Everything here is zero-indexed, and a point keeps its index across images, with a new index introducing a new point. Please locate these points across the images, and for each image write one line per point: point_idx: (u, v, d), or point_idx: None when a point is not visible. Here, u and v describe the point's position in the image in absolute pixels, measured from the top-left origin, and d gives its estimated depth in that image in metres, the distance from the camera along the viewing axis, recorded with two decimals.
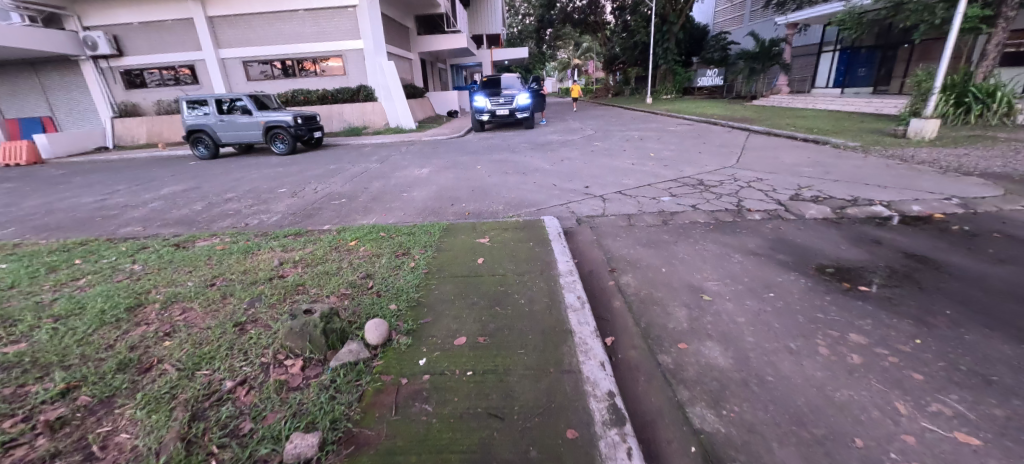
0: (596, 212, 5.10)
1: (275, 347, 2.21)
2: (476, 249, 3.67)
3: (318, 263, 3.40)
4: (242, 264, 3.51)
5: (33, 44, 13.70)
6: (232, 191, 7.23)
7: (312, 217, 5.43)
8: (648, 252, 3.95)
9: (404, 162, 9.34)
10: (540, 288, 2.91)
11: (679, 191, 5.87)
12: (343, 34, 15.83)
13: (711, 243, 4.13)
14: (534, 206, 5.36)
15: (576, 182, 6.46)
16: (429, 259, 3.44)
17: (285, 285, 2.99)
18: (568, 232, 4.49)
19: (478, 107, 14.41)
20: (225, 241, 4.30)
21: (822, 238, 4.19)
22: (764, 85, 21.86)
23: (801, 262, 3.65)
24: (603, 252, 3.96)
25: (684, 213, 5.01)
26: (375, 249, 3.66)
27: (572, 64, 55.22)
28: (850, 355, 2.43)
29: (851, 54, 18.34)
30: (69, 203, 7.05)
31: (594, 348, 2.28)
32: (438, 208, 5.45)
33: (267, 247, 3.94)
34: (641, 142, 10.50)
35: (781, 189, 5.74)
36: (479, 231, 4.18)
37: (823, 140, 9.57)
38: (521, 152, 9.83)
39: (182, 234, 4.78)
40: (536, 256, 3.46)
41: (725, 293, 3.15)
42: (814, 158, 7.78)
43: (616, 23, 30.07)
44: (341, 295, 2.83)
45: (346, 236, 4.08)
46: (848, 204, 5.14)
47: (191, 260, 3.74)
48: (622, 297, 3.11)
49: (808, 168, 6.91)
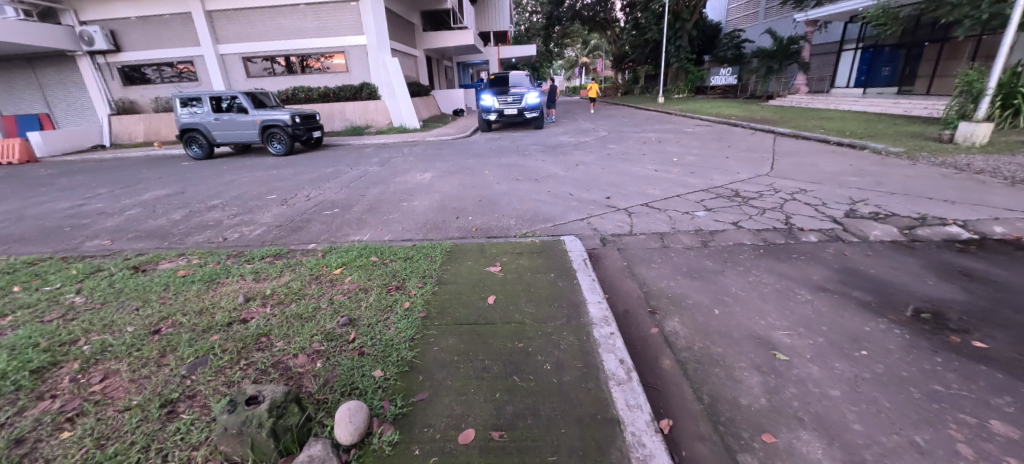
0: (622, 230, 4.43)
1: (206, 451, 1.56)
2: (485, 282, 3.02)
3: (292, 302, 2.75)
4: (200, 300, 2.86)
5: (27, 38, 13.21)
6: (217, 197, 6.65)
7: (300, 230, 4.82)
8: (692, 285, 3.27)
9: (406, 166, 8.71)
10: (570, 343, 2.27)
11: (713, 204, 5.18)
12: (346, 29, 15.22)
13: (766, 273, 3.44)
14: (550, 221, 4.71)
15: (595, 192, 5.80)
16: (429, 295, 2.81)
17: (243, 337, 2.34)
18: (593, 255, 3.83)
19: (486, 106, 13.74)
20: (194, 263, 3.68)
21: (900, 269, 3.49)
22: (781, 85, 20.91)
23: (884, 303, 2.96)
24: (638, 283, 3.29)
25: (725, 232, 4.32)
26: (363, 281, 3.01)
27: (580, 62, 54.36)
28: (1008, 458, 1.73)
29: (874, 52, 17.32)
30: (42, 209, 6.52)
31: (655, 453, 1.60)
32: (441, 222, 4.83)
33: (236, 275, 3.31)
34: (660, 145, 9.76)
35: (832, 203, 5.04)
36: (488, 256, 3.52)
37: (861, 144, 8.83)
38: (531, 155, 9.17)
39: (148, 252, 4.17)
40: (560, 294, 2.80)
41: (803, 349, 2.47)
42: (857, 166, 7.02)
43: (626, 20, 29.24)
44: (313, 354, 2.17)
45: (331, 261, 3.44)
46: (916, 223, 4.43)
47: (145, 290, 3.12)
48: (672, 353, 2.43)
49: (854, 178, 6.18)
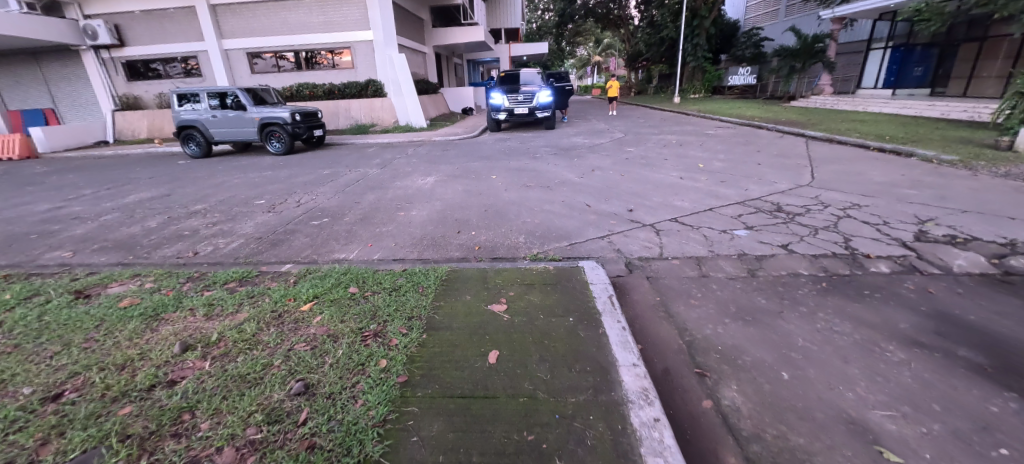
0: (650, 252, 3.78)
1: None
2: (486, 328, 2.39)
3: (239, 355, 2.15)
4: (129, 347, 2.28)
5: (29, 32, 12.86)
6: (202, 202, 6.13)
7: (282, 244, 4.26)
8: (747, 333, 2.61)
9: (409, 168, 8.14)
10: (600, 438, 1.63)
11: (754, 220, 4.51)
12: (353, 24, 14.77)
13: (837, 319, 2.76)
14: (565, 239, 4.08)
15: (616, 203, 5.16)
16: (414, 349, 2.19)
17: (158, 413, 1.74)
18: (618, 287, 3.19)
19: (495, 105, 13.07)
20: (145, 289, 3.11)
21: (1008, 316, 2.77)
22: (804, 86, 19.69)
23: (1005, 369, 2.26)
24: (677, 329, 2.64)
25: (775, 257, 3.65)
26: (334, 324, 2.40)
27: (593, 60, 53.45)
28: None
29: (905, 52, 16.15)
30: (17, 211, 6.07)
31: None
32: (441, 237, 4.24)
33: (186, 309, 2.72)
34: (682, 149, 9.02)
35: (895, 223, 4.35)
36: (492, 288, 2.89)
37: (907, 150, 8.02)
38: (542, 158, 8.51)
39: (102, 270, 3.61)
40: (582, 351, 2.16)
41: (918, 445, 1.79)
42: (910, 176, 6.26)
43: (641, 18, 28.41)
44: (243, 448, 1.57)
45: (301, 292, 2.84)
46: (1006, 250, 3.69)
47: (72, 327, 2.54)
48: (738, 446, 1.77)
49: (912, 191, 5.43)
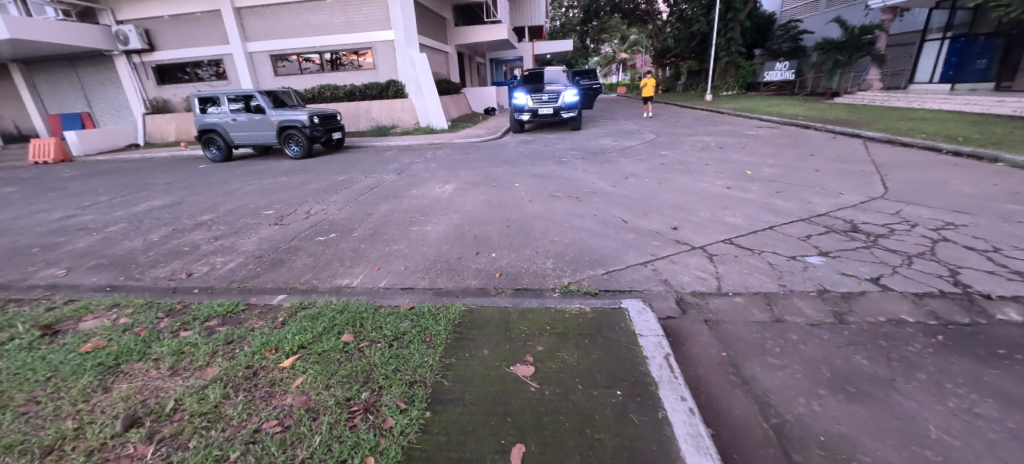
0: (706, 285, 3.15)
1: None
2: (508, 404, 1.84)
3: (191, 438, 1.67)
4: (68, 417, 1.83)
5: (64, 38, 13.22)
6: (211, 211, 5.85)
7: (282, 264, 3.84)
8: (852, 414, 1.94)
9: (427, 174, 7.69)
10: None
11: (828, 242, 3.78)
12: (374, 24, 14.51)
13: (976, 395, 2.03)
14: (601, 264, 3.49)
15: (657, 219, 4.51)
16: (413, 437, 1.66)
17: None
18: (671, 334, 2.58)
19: (518, 105, 12.50)
20: (117, 326, 2.70)
21: None
22: (849, 81, 18.04)
23: None
24: (759, 406, 2.00)
25: (865, 296, 2.94)
26: (316, 392, 1.90)
27: (618, 57, 51.86)
28: None
29: (966, 43, 14.55)
30: (31, 220, 5.96)
31: None
32: (457, 258, 3.74)
33: (151, 358, 2.28)
34: (723, 152, 8.21)
35: (1010, 250, 3.52)
36: (515, 339, 2.33)
37: (989, 154, 6.95)
38: (569, 163, 7.90)
39: (85, 297, 3.26)
40: (641, 453, 1.57)
41: None
42: (1003, 186, 5.32)
43: (670, 12, 27.16)
44: None
45: (286, 339, 2.35)
46: None
47: (19, 380, 2.14)
48: None
49: (1014, 207, 4.53)
